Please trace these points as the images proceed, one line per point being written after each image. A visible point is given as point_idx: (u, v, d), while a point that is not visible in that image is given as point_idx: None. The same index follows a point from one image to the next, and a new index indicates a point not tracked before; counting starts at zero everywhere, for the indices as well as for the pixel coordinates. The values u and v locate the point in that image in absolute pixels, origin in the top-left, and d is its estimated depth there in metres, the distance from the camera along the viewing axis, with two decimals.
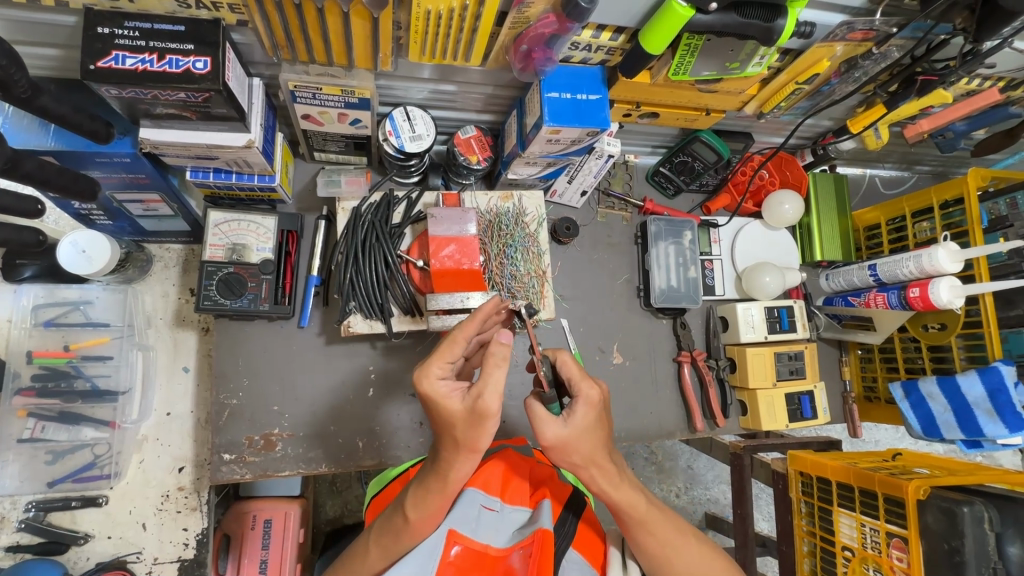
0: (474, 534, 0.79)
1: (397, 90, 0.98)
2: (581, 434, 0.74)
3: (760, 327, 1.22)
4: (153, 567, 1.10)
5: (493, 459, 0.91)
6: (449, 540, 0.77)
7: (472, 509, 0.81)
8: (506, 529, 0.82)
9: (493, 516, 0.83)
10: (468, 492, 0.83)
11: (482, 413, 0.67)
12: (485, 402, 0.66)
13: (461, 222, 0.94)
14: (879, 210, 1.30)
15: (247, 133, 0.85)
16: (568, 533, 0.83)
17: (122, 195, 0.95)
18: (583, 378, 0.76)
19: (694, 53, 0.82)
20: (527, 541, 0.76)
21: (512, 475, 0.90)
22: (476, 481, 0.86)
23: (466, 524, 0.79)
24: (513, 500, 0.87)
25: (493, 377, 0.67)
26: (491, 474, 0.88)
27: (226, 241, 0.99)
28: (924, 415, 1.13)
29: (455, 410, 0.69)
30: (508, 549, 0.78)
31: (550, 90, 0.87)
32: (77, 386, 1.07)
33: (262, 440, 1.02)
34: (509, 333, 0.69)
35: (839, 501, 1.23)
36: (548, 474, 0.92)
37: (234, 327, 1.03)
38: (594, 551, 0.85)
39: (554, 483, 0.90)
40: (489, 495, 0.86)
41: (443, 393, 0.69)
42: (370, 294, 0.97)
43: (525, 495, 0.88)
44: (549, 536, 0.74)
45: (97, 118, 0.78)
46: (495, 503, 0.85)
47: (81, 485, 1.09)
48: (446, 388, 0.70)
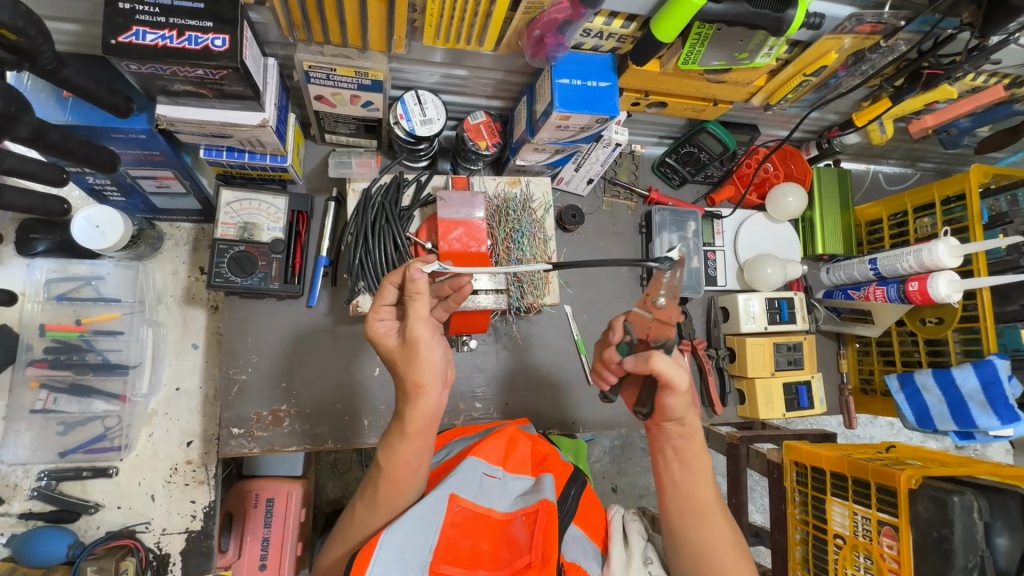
0: (477, 499, 0.81)
1: (408, 73, 0.99)
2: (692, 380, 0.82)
3: (760, 317, 1.24)
4: (162, 538, 1.11)
5: (496, 432, 0.93)
6: (452, 502, 0.78)
7: (474, 476, 0.83)
8: (507, 496, 0.85)
9: (494, 483, 0.85)
10: (470, 460, 0.84)
11: (412, 341, 0.74)
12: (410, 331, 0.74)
13: (469, 206, 0.96)
14: (882, 205, 1.32)
15: (261, 112, 0.86)
16: (570, 509, 0.85)
17: (136, 171, 0.97)
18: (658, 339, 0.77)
19: (705, 43, 0.83)
20: (531, 509, 0.80)
21: (514, 448, 0.92)
22: (479, 451, 0.87)
23: (469, 490, 0.81)
24: (515, 469, 0.89)
25: (414, 308, 0.74)
26: (495, 446, 0.89)
27: (238, 220, 1.02)
28: (918, 407, 1.15)
29: (392, 345, 0.77)
30: (511, 514, 0.82)
31: (561, 77, 0.88)
32: (88, 359, 1.09)
33: (270, 415, 1.04)
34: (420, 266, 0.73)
35: (831, 490, 1.28)
36: (549, 453, 0.95)
37: (243, 305, 1.05)
38: (594, 523, 0.90)
39: (554, 460, 0.94)
40: (491, 464, 0.87)
41: (382, 332, 0.78)
42: (379, 275, 0.98)
43: (525, 466, 0.91)
44: (554, 508, 0.78)
45: (118, 92, 0.79)
46: (497, 472, 0.87)
47: (92, 456, 1.09)
48: (384, 327, 0.78)
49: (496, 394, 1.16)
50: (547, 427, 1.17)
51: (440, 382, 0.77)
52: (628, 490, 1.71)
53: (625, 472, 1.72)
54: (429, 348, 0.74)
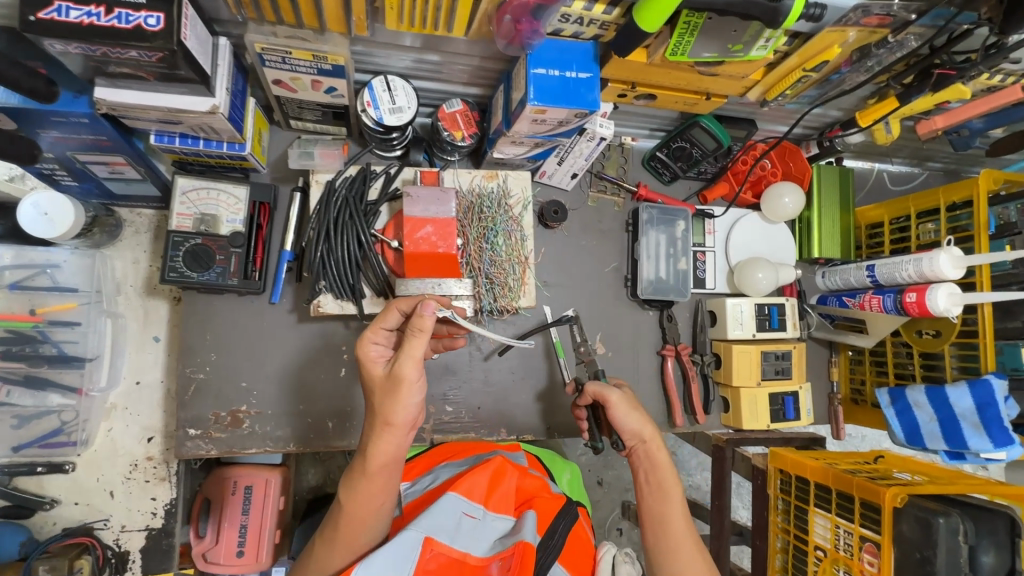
0: (453, 542, 0.78)
1: (376, 57, 0.92)
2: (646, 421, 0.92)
3: (749, 324, 1.18)
4: (121, 535, 1.09)
5: (481, 464, 0.90)
6: (426, 547, 0.76)
7: (452, 516, 0.81)
8: (486, 538, 0.83)
9: (473, 523, 0.83)
10: (449, 497, 0.82)
11: (397, 376, 0.74)
12: (399, 365, 0.75)
13: (440, 202, 0.90)
14: (883, 208, 1.25)
15: (211, 97, 0.80)
16: (555, 547, 0.82)
17: (85, 156, 0.91)
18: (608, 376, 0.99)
19: (694, 33, 0.76)
20: (507, 554, 0.77)
21: (498, 483, 0.89)
22: (459, 487, 0.85)
23: (444, 532, 0.78)
24: (496, 508, 0.86)
25: (411, 344, 0.75)
26: (476, 481, 0.87)
27: (194, 211, 0.96)
28: (908, 423, 1.10)
29: (376, 374, 0.78)
30: (487, 559, 0.79)
31: (536, 67, 0.81)
32: (43, 351, 1.02)
33: (228, 416, 0.99)
34: (430, 303, 0.74)
35: (815, 501, 1.25)
36: (535, 490, 0.93)
37: (202, 301, 1.00)
38: (583, 562, 0.86)
39: (541, 496, 0.91)
40: (471, 502, 0.85)
41: (371, 357, 0.80)
42: (342, 274, 0.93)
43: (508, 504, 0.88)
44: (531, 550, 0.75)
45: (39, 74, 0.73)
46: (477, 511, 0.84)
47: (47, 451, 1.06)
48: (376, 352, 0.80)
49: (468, 397, 1.12)
50: (520, 432, 1.13)
51: (411, 424, 0.77)
52: (612, 484, 1.68)
53: (612, 466, 1.69)
54: (412, 389, 0.74)
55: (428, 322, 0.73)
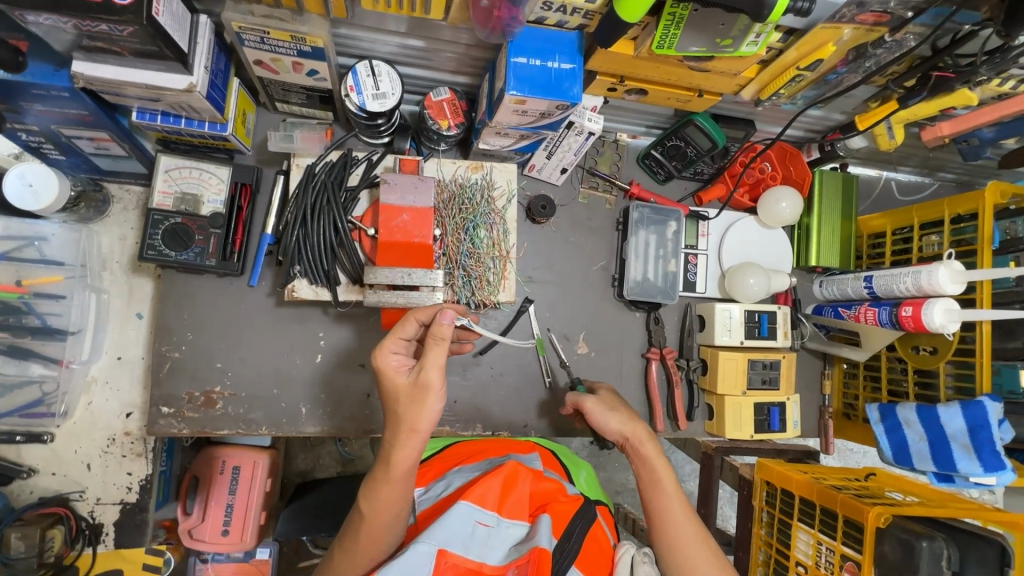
0: (467, 553, 0.75)
1: (361, 41, 0.91)
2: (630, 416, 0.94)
3: (737, 330, 1.15)
4: (96, 507, 1.09)
5: (494, 469, 0.84)
6: (441, 558, 0.73)
7: (464, 525, 0.77)
8: (501, 546, 0.79)
9: (487, 532, 0.78)
10: (461, 506, 0.78)
11: (422, 385, 0.75)
12: (424, 374, 0.75)
13: (418, 190, 0.88)
14: (887, 217, 1.20)
15: (187, 75, 0.79)
16: (572, 550, 0.79)
17: (69, 130, 0.92)
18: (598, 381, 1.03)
19: (680, 24, 0.73)
20: (524, 561, 0.74)
21: (512, 487, 0.83)
22: (470, 495, 0.80)
23: (456, 544, 0.75)
24: (511, 514, 0.81)
25: (434, 353, 0.75)
26: (489, 488, 0.81)
27: (176, 189, 0.96)
28: (897, 441, 1.06)
29: (399, 383, 0.76)
30: (503, 567, 0.76)
31: (517, 55, 0.79)
32: (27, 321, 1.05)
33: (202, 396, 1.00)
34: (450, 314, 0.76)
35: (799, 516, 1.23)
36: (552, 492, 0.86)
37: (180, 280, 1.00)
38: (603, 564, 0.82)
39: (558, 499, 0.86)
40: (484, 510, 0.80)
41: (391, 365, 0.78)
42: (317, 260, 0.92)
43: (524, 509, 0.82)
44: (547, 556, 0.72)
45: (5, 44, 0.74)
46: (491, 520, 0.79)
47: (27, 421, 1.07)
48: (395, 362, 0.78)
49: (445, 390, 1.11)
50: (495, 428, 1.12)
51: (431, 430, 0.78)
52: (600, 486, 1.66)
53: (601, 467, 1.67)
54: (436, 397, 0.75)
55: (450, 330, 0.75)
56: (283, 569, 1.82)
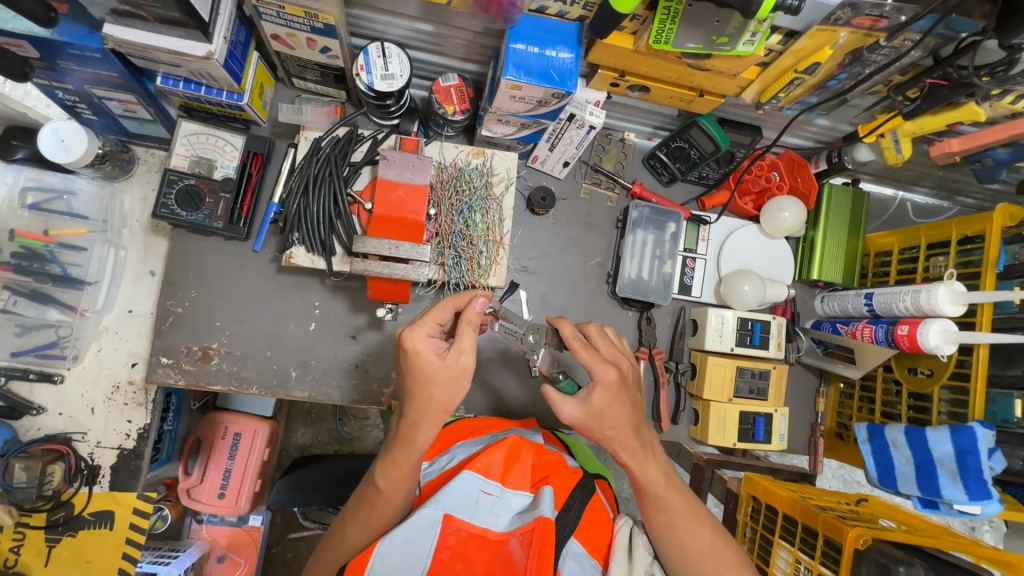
0: (472, 518, 0.82)
1: (374, 23, 0.95)
2: (604, 409, 0.78)
3: (728, 336, 1.14)
4: (95, 449, 1.14)
5: (497, 442, 0.92)
6: (447, 523, 0.80)
7: (470, 493, 0.84)
8: (504, 514, 0.85)
9: (491, 501, 0.85)
10: (466, 477, 0.85)
11: (460, 370, 0.77)
12: (463, 360, 0.78)
13: (415, 168, 0.91)
14: (895, 236, 1.17)
15: (207, 44, 0.84)
16: (571, 522, 0.84)
17: (100, 91, 0.98)
18: (596, 362, 0.77)
19: (675, 20, 0.74)
20: (527, 528, 0.79)
21: (514, 461, 0.91)
22: (475, 466, 0.87)
23: (462, 509, 0.82)
24: (514, 485, 0.88)
25: (470, 338, 0.78)
26: (493, 460, 0.89)
27: (192, 153, 1.02)
28: (883, 462, 1.04)
29: (433, 366, 0.76)
30: (507, 534, 0.81)
31: (516, 42, 0.82)
32: (50, 269, 1.14)
33: (199, 351, 1.05)
34: (485, 303, 0.79)
35: (781, 533, 1.22)
36: (553, 465, 0.94)
37: (190, 240, 1.05)
38: (601, 537, 0.88)
39: (558, 471, 0.92)
40: (488, 480, 0.87)
41: (425, 350, 0.77)
42: (315, 229, 0.95)
43: (525, 480, 0.89)
44: (549, 525, 0.76)
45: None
46: (495, 488, 0.87)
47: (41, 361, 1.14)
48: (431, 348, 0.77)
49: None
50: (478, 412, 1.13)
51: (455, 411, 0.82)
52: None
53: None
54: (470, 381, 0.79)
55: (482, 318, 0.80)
56: (274, 539, 1.87)
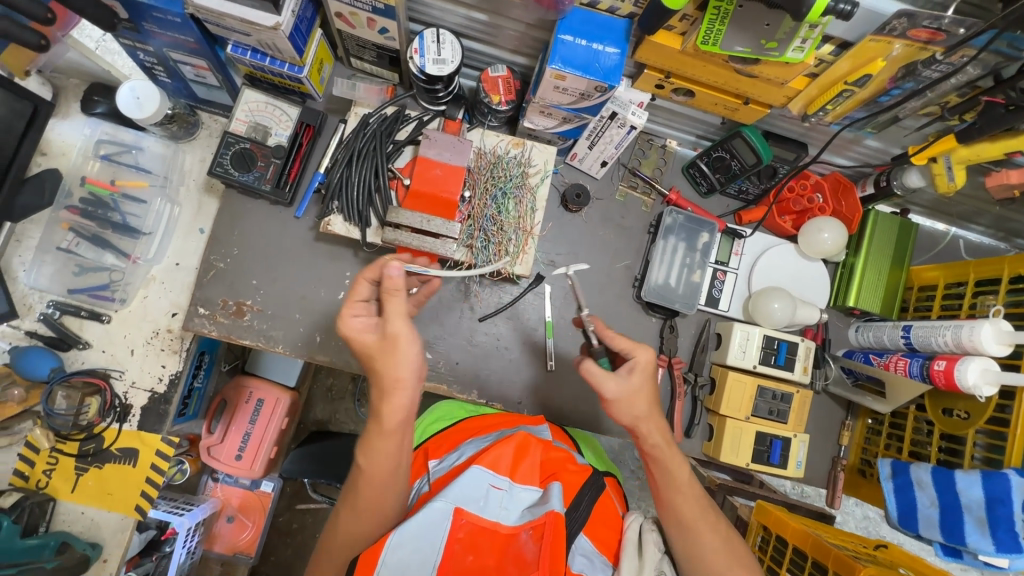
0: (482, 512, 0.83)
1: (432, 10, 0.99)
2: (641, 387, 0.88)
3: (752, 353, 1.11)
4: (129, 389, 1.21)
5: (506, 437, 0.91)
6: (456, 517, 0.81)
7: (480, 488, 0.84)
8: (513, 508, 0.86)
9: (501, 494, 0.86)
10: (476, 471, 0.84)
11: (391, 337, 0.83)
12: (390, 327, 0.83)
13: (454, 149, 0.94)
14: (942, 270, 1.13)
15: (276, 15, 0.90)
16: (581, 518, 0.86)
17: (176, 55, 1.06)
18: (637, 346, 0.91)
19: (724, 21, 0.75)
20: (538, 523, 0.81)
21: (524, 455, 0.90)
22: (484, 461, 0.86)
23: (472, 502, 0.83)
24: (523, 479, 0.88)
25: (392, 305, 0.83)
26: (502, 454, 0.88)
27: (250, 119, 1.08)
28: (905, 502, 0.99)
29: (370, 341, 0.84)
30: (518, 527, 0.83)
31: (564, 34, 0.84)
32: (111, 217, 1.23)
33: (234, 305, 1.10)
34: (397, 265, 0.82)
35: (788, 565, 1.17)
36: (561, 461, 0.93)
37: (239, 200, 1.11)
38: (608, 535, 0.89)
39: (566, 469, 0.92)
40: (498, 474, 0.87)
41: (357, 328, 0.85)
42: (355, 200, 1.00)
43: (534, 475, 0.90)
44: (560, 520, 0.78)
45: None
46: (503, 483, 0.87)
47: (92, 300, 1.22)
48: (358, 325, 0.85)
49: (449, 350, 1.14)
50: (491, 399, 1.14)
51: (416, 378, 0.85)
52: None
53: None
54: (406, 344, 0.83)
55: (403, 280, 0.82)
56: (281, 508, 1.91)
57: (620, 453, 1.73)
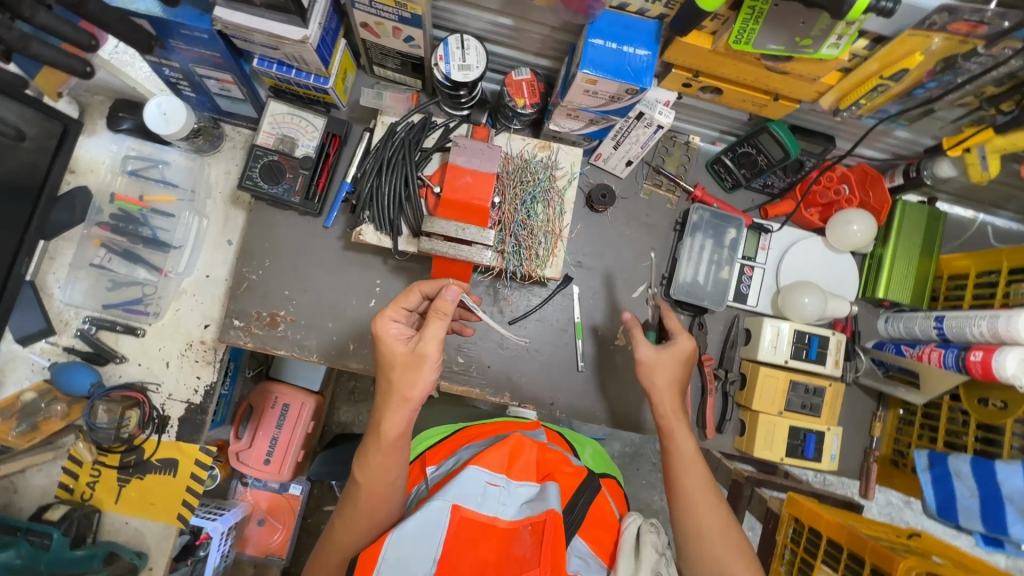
0: (479, 509, 0.85)
1: (456, 16, 0.99)
2: (668, 360, 1.01)
3: (783, 348, 1.12)
4: (166, 401, 1.23)
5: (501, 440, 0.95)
6: (453, 512, 0.83)
7: (477, 485, 0.87)
8: (512, 505, 0.88)
9: (498, 492, 0.88)
10: (472, 470, 0.88)
11: (420, 354, 0.86)
12: (424, 346, 0.86)
13: (483, 156, 0.94)
14: (973, 259, 1.12)
15: (304, 28, 0.91)
16: (577, 518, 0.89)
17: (201, 70, 1.07)
18: (680, 332, 1.04)
19: (759, 19, 0.74)
20: (536, 519, 0.83)
21: (518, 455, 0.93)
22: (480, 461, 0.90)
23: (471, 500, 0.85)
24: (518, 477, 0.91)
25: (433, 326, 0.86)
26: (498, 455, 0.92)
27: (277, 131, 1.09)
28: (943, 493, 0.99)
29: (397, 350, 0.87)
30: (517, 522, 0.85)
31: (595, 37, 0.83)
32: (142, 232, 1.25)
33: (268, 316, 1.11)
34: (455, 291, 0.85)
35: (823, 557, 1.18)
36: (556, 463, 0.97)
37: (269, 212, 1.12)
38: (606, 533, 0.92)
39: (561, 470, 0.96)
40: (494, 472, 0.90)
41: (391, 333, 0.88)
42: (385, 209, 1.00)
43: (530, 474, 0.93)
44: (559, 517, 0.80)
45: None
46: (501, 480, 0.89)
47: (127, 315, 1.24)
48: (395, 331, 0.88)
49: (480, 353, 1.15)
50: (523, 400, 1.15)
51: (424, 399, 0.89)
52: None
53: None
54: (431, 366, 0.87)
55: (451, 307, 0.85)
56: (309, 510, 1.94)
57: (642, 446, 1.74)
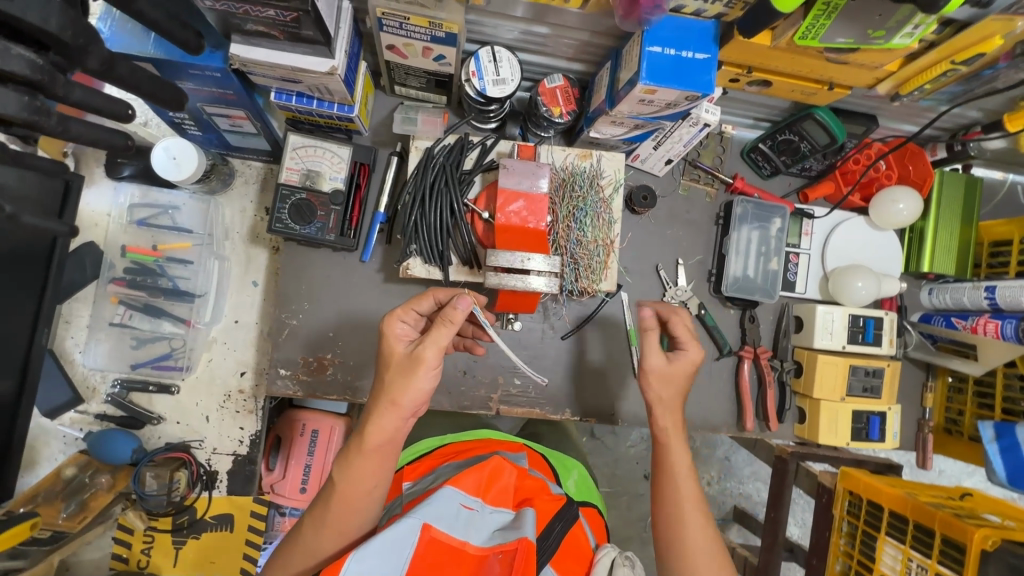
0: (452, 530, 0.74)
1: (485, 27, 0.92)
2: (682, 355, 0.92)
3: (839, 334, 1.11)
4: (212, 456, 1.18)
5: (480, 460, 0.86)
6: (425, 530, 0.71)
7: (450, 506, 0.76)
8: (484, 531, 0.78)
9: (471, 514, 0.78)
10: (447, 490, 0.78)
11: (417, 357, 0.75)
12: (423, 350, 0.75)
13: (533, 176, 0.89)
14: (1015, 224, 1.11)
15: (330, 58, 0.83)
16: (551, 547, 0.79)
17: (210, 107, 0.98)
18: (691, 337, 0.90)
19: (832, 14, 0.70)
20: (508, 547, 0.73)
21: (496, 478, 0.85)
22: (456, 482, 0.80)
23: (444, 519, 0.74)
24: (494, 501, 0.82)
25: (438, 332, 0.75)
26: (475, 477, 0.83)
27: (302, 166, 1.01)
28: (1014, 462, 1.01)
29: (398, 352, 0.78)
30: (487, 550, 0.74)
31: (652, 45, 0.79)
32: (160, 283, 1.17)
33: (315, 361, 1.06)
34: (468, 299, 0.76)
35: (887, 529, 1.15)
36: (535, 489, 0.88)
37: (301, 253, 1.06)
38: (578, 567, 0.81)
39: (540, 496, 0.86)
40: (468, 494, 0.80)
41: (397, 332, 0.79)
42: (432, 240, 0.95)
43: (506, 499, 0.84)
44: (534, 547, 0.70)
45: (189, 28, 0.79)
46: (475, 503, 0.80)
47: (158, 372, 1.17)
48: (399, 330, 0.80)
49: (537, 373, 1.12)
50: (584, 414, 1.13)
51: (415, 408, 0.76)
52: None
53: None
54: (428, 373, 0.75)
55: (459, 315, 0.75)
56: None
57: None
